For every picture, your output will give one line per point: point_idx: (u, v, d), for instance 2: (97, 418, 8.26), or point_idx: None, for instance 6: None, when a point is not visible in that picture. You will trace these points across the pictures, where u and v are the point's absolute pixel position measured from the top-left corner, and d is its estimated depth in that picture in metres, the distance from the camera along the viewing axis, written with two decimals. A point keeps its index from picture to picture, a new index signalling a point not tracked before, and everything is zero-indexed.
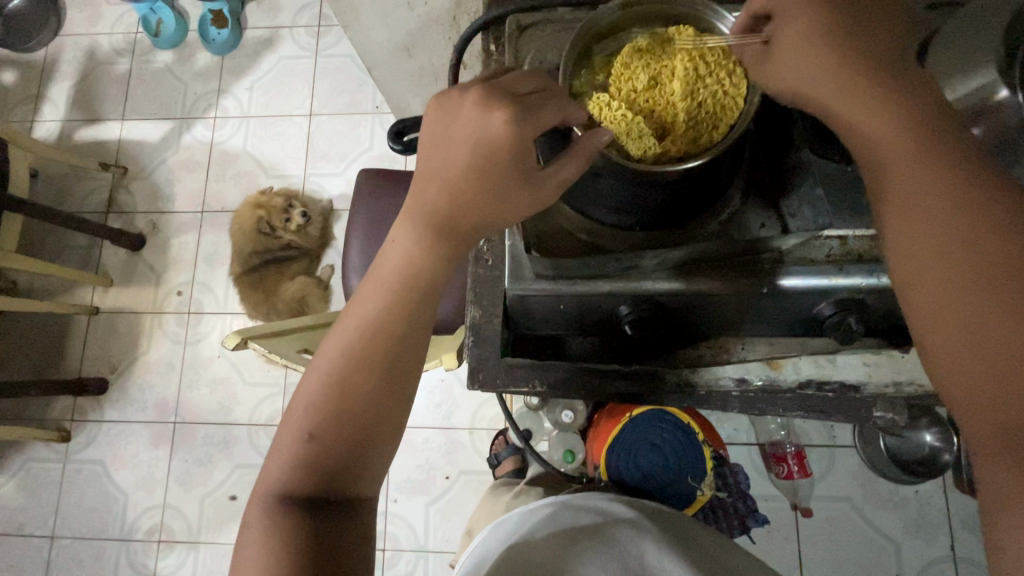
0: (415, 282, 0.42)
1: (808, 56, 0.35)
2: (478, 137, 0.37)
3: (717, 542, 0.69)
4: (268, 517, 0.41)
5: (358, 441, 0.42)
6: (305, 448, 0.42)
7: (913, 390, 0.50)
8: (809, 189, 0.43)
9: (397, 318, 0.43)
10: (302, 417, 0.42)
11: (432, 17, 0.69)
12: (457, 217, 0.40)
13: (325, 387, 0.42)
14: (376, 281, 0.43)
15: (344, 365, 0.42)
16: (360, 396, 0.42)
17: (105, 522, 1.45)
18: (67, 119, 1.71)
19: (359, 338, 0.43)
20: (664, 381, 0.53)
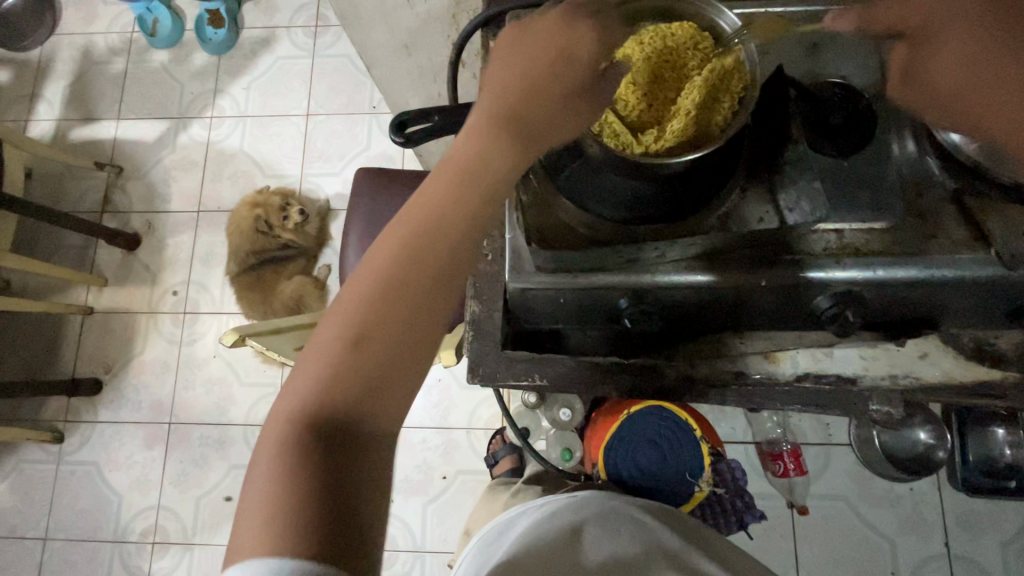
0: (485, 172, 0.36)
1: (959, 54, 0.38)
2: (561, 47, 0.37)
3: (714, 535, 0.71)
4: (289, 443, 0.33)
5: (401, 358, 0.35)
6: (346, 360, 0.34)
7: (909, 382, 0.51)
8: (807, 183, 0.43)
9: (464, 210, 0.36)
10: (344, 321, 0.34)
11: (432, 15, 0.70)
12: (532, 114, 0.37)
13: (376, 285, 0.35)
14: (442, 171, 0.37)
15: (402, 260, 0.35)
16: (412, 302, 0.35)
17: (99, 523, 1.43)
18: (62, 118, 1.71)
19: (419, 232, 0.36)
20: (664, 374, 0.54)
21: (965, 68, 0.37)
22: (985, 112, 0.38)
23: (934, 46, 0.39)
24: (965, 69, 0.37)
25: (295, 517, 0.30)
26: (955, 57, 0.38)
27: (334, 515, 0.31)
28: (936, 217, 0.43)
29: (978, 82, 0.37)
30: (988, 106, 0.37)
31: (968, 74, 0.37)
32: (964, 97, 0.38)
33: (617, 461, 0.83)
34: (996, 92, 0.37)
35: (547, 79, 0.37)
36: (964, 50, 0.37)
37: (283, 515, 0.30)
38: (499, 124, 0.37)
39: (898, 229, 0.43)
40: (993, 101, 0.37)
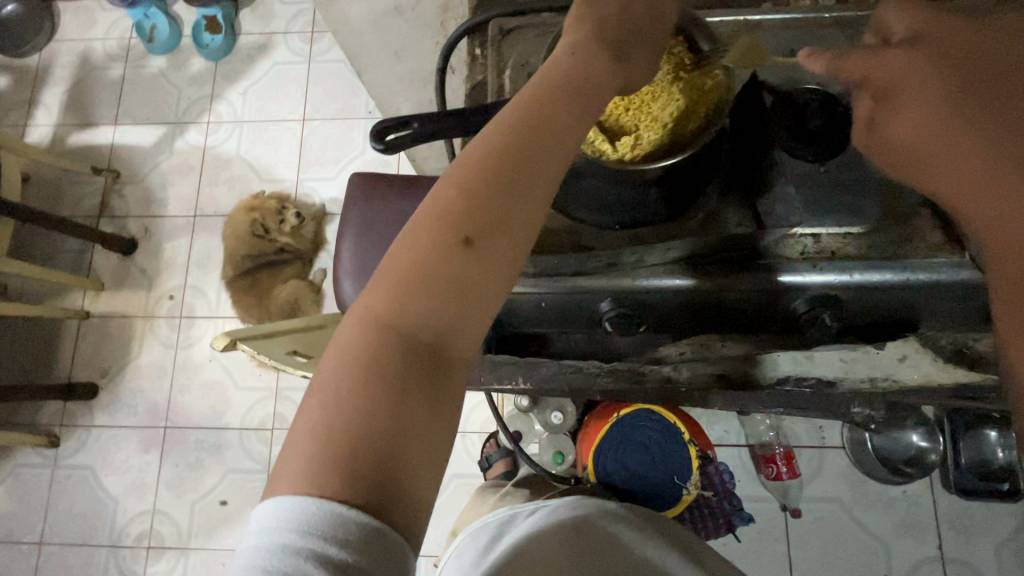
0: (591, 94, 0.36)
1: (924, 115, 0.34)
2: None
3: (700, 541, 0.71)
4: (376, 342, 0.31)
5: (500, 265, 0.33)
6: (446, 254, 0.32)
7: (887, 384, 0.52)
8: (781, 187, 0.45)
9: (570, 122, 0.35)
10: (445, 219, 0.33)
11: (421, 22, 0.71)
12: (629, 50, 0.38)
13: (480, 183, 0.33)
14: (551, 79, 0.36)
15: (506, 159, 0.34)
16: (515, 212, 0.33)
17: (94, 528, 1.44)
18: (60, 123, 1.72)
19: (528, 135, 0.34)
20: (646, 376, 0.56)
21: (930, 130, 0.34)
22: (947, 179, 0.34)
23: (899, 105, 0.36)
24: (929, 131, 0.34)
25: (366, 433, 0.29)
26: (918, 120, 0.35)
27: (405, 438, 0.30)
28: (910, 220, 0.43)
29: (943, 146, 0.34)
30: (952, 172, 0.34)
31: (932, 138, 0.34)
32: (928, 162, 0.35)
33: (606, 464, 0.83)
34: (962, 158, 0.33)
35: (642, 25, 0.38)
36: (929, 112, 0.34)
37: (359, 426, 0.30)
38: (603, 44, 0.37)
39: (873, 234, 0.44)
40: (956, 168, 0.34)
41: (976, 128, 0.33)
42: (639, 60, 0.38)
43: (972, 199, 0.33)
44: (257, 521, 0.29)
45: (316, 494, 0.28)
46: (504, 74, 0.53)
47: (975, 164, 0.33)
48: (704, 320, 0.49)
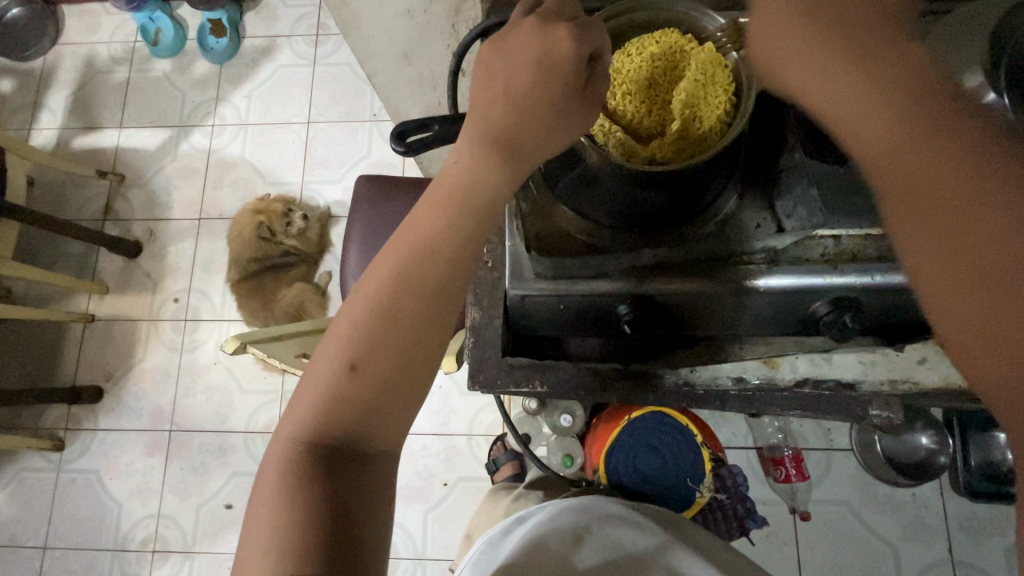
0: (470, 206, 0.38)
1: (786, 27, 0.33)
2: (539, 51, 0.34)
3: (716, 542, 0.69)
4: (292, 459, 0.37)
5: (397, 376, 0.38)
6: (345, 377, 0.38)
7: (908, 387, 0.51)
8: (804, 188, 0.43)
9: (457, 238, 0.38)
10: (336, 355, 0.38)
11: (431, 24, 0.71)
12: (523, 139, 0.36)
13: (370, 316, 0.38)
14: (430, 200, 0.39)
15: (395, 286, 0.38)
16: (399, 336, 0.38)
17: (99, 532, 1.43)
18: (65, 127, 1.72)
19: (408, 265, 0.38)
20: (663, 382, 0.54)
21: (792, 45, 0.33)
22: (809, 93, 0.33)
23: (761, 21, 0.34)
24: (790, 44, 0.33)
25: (298, 529, 0.35)
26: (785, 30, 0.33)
27: (335, 527, 0.36)
28: None
29: (804, 63, 0.33)
30: (817, 89, 0.33)
31: (794, 53, 0.33)
32: (795, 77, 0.34)
33: (618, 466, 0.83)
34: (823, 72, 0.33)
35: (533, 89, 0.35)
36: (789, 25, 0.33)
37: (291, 527, 0.35)
38: (493, 141, 0.37)
39: None
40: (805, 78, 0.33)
41: (840, 39, 0.32)
42: (542, 137, 0.36)
43: (841, 111, 0.32)
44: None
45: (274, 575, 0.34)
46: None
47: (838, 76, 0.32)
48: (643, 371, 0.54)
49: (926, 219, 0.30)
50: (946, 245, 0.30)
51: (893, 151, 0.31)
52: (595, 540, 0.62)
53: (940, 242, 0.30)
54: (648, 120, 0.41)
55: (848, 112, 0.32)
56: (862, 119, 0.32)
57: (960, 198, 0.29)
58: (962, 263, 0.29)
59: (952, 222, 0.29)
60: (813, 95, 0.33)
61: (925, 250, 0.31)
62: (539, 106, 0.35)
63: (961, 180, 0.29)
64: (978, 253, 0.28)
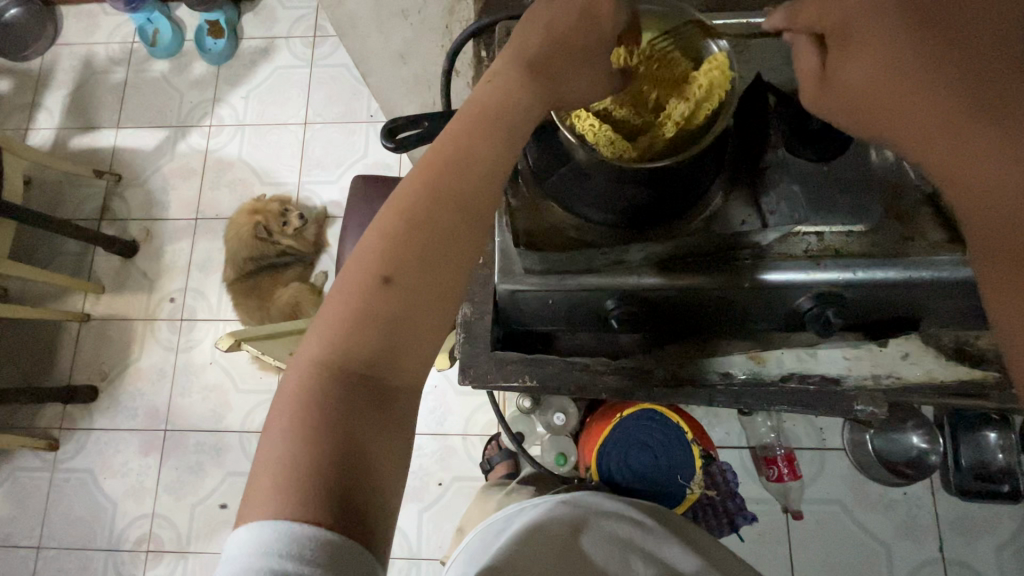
0: (506, 121, 0.37)
1: (881, 57, 0.32)
2: (582, 5, 0.38)
3: (706, 537, 0.70)
4: (310, 385, 0.34)
5: (431, 295, 0.36)
6: (378, 292, 0.35)
7: (891, 381, 0.53)
8: (786, 186, 0.45)
9: (495, 151, 0.37)
10: (366, 267, 0.35)
11: (425, 25, 0.71)
12: (558, 69, 0.38)
13: (403, 228, 0.36)
14: (465, 113, 0.38)
15: (431, 197, 0.36)
16: (431, 252, 0.36)
17: (93, 532, 1.43)
18: (62, 127, 1.72)
19: (440, 176, 0.36)
20: (653, 374, 0.56)
21: (885, 74, 0.32)
22: (899, 126, 0.32)
23: (854, 45, 0.33)
24: (885, 75, 0.32)
25: (308, 465, 0.32)
26: (878, 58, 0.32)
27: (343, 470, 0.32)
28: (913, 220, 0.44)
29: (898, 96, 0.31)
30: (911, 121, 0.31)
31: (889, 85, 0.32)
32: (886, 108, 0.32)
33: (608, 464, 0.84)
34: (921, 103, 0.30)
35: (574, 33, 0.38)
36: (888, 52, 0.31)
37: (297, 466, 0.32)
38: (532, 67, 0.38)
39: (877, 232, 0.44)
40: (905, 115, 0.31)
41: (943, 71, 0.30)
42: (575, 75, 0.38)
43: (931, 147, 0.30)
44: (229, 552, 0.31)
45: (277, 521, 0.30)
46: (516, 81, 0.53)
47: (934, 109, 0.30)
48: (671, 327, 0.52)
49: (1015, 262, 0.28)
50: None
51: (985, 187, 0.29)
52: (596, 532, 0.61)
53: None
54: (632, 120, 0.42)
55: (934, 147, 0.30)
56: (955, 153, 0.30)
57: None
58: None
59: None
60: (907, 129, 0.31)
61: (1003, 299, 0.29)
62: (563, 56, 0.38)
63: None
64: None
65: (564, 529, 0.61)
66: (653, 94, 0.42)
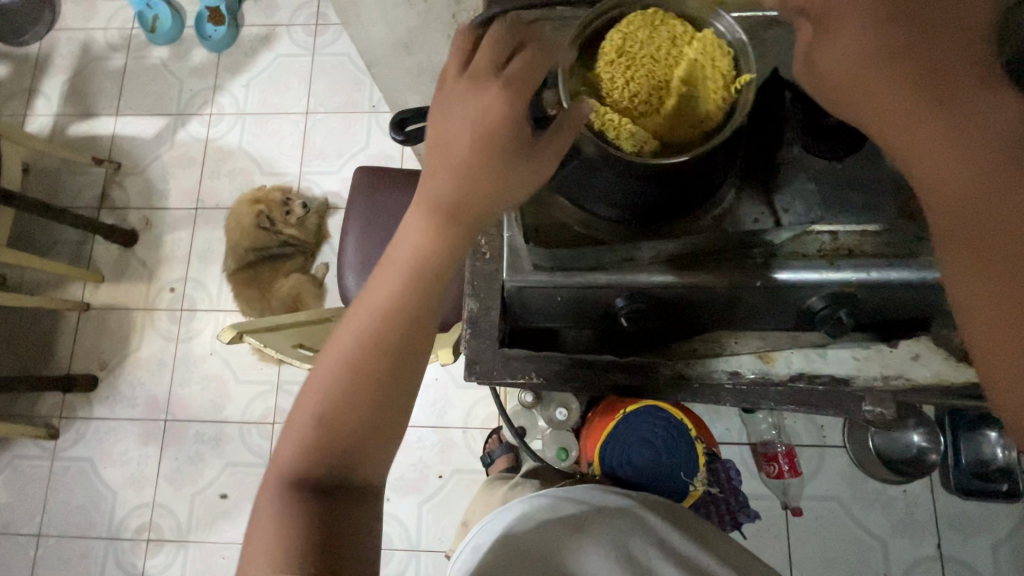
0: (424, 263, 0.41)
1: (853, 45, 0.31)
2: (471, 127, 0.38)
3: (716, 534, 0.70)
4: (287, 491, 0.41)
5: (374, 412, 0.42)
6: (323, 419, 0.42)
7: (900, 383, 0.53)
8: (800, 181, 0.44)
9: (418, 291, 0.41)
10: (322, 392, 0.42)
11: (431, 14, 0.70)
12: (464, 200, 0.39)
13: (342, 369, 0.42)
14: (390, 261, 0.42)
15: (363, 339, 0.42)
16: (378, 372, 0.42)
17: (93, 520, 1.43)
18: (60, 113, 1.70)
19: (373, 322, 0.42)
20: (660, 374, 0.55)
21: (851, 62, 0.31)
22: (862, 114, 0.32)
23: (825, 35, 0.32)
24: (854, 64, 0.31)
25: (278, 558, 0.39)
26: (845, 48, 0.31)
27: (310, 563, 0.39)
28: None
29: (868, 86, 0.31)
30: (878, 106, 0.31)
31: (857, 76, 0.31)
32: (853, 95, 0.32)
33: (611, 456, 0.84)
34: (888, 94, 0.31)
35: (475, 154, 0.38)
36: (857, 40, 0.31)
37: (273, 559, 0.39)
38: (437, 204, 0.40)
39: (893, 231, 0.43)
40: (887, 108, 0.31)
41: (910, 66, 0.30)
42: (481, 203, 0.39)
43: (892, 134, 0.31)
44: None
45: None
46: None
47: (898, 100, 0.31)
48: (653, 335, 0.53)
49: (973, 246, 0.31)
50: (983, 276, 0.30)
51: (942, 177, 0.31)
52: (604, 527, 0.61)
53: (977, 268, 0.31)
54: (618, 91, 0.41)
55: (899, 139, 0.31)
56: (919, 139, 0.31)
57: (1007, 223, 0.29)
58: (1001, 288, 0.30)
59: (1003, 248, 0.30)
60: (871, 117, 0.32)
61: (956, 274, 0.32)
62: (467, 189, 0.39)
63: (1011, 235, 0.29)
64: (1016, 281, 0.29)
65: (562, 526, 0.61)
66: (653, 69, 0.41)
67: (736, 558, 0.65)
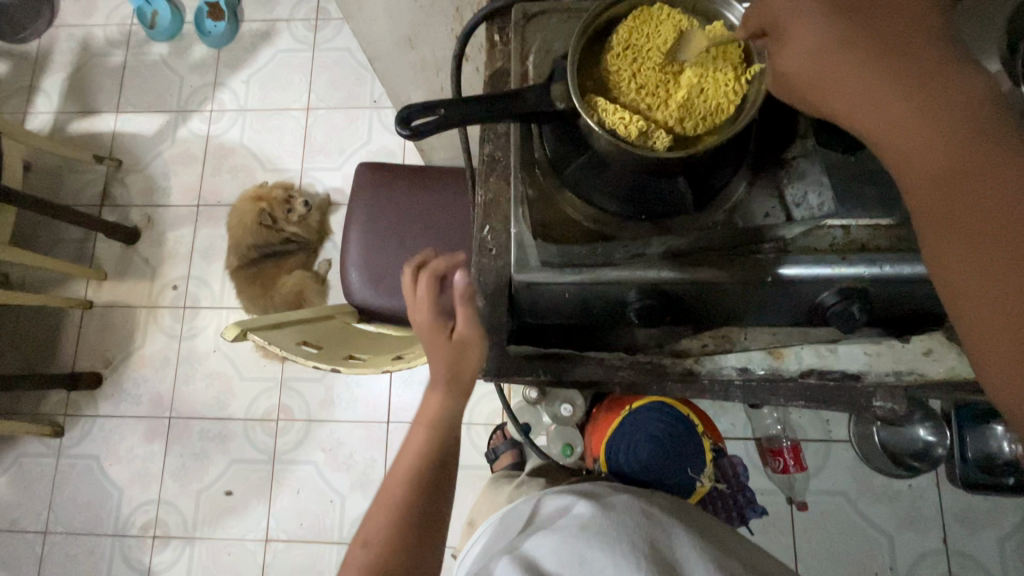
0: (443, 420, 0.56)
1: (813, 41, 0.32)
2: (429, 321, 0.52)
3: (732, 535, 0.69)
4: None
5: (416, 529, 0.54)
6: (373, 543, 0.53)
7: (913, 379, 0.52)
8: (814, 175, 0.43)
9: (439, 438, 0.56)
10: (377, 520, 0.54)
11: (434, 8, 0.69)
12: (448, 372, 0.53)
13: (390, 501, 0.55)
14: (417, 424, 0.57)
15: (403, 478, 0.55)
16: (418, 501, 0.55)
17: (99, 518, 1.43)
18: (60, 111, 1.70)
19: (411, 464, 0.56)
20: (668, 370, 0.55)
21: (817, 54, 0.32)
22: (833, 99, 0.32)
23: (786, 38, 0.33)
24: (817, 56, 0.32)
25: None
26: (809, 45, 0.32)
27: None
28: None
29: (844, 72, 0.31)
30: (848, 91, 0.31)
31: (826, 68, 0.32)
32: (822, 83, 0.32)
33: (617, 452, 0.83)
34: (856, 76, 0.31)
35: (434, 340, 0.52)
36: (817, 37, 0.31)
37: None
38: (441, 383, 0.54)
39: (905, 224, 0.42)
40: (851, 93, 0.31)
41: (868, 51, 0.31)
42: (451, 368, 0.52)
43: (868, 118, 0.31)
44: None
45: None
46: (527, 60, 0.50)
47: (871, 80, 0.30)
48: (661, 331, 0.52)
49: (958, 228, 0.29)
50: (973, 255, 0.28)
51: (918, 157, 0.30)
52: (620, 521, 0.59)
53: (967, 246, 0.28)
54: (625, 84, 0.40)
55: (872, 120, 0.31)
56: (893, 119, 0.30)
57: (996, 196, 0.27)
58: (993, 271, 0.27)
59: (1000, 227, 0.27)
60: (844, 101, 0.31)
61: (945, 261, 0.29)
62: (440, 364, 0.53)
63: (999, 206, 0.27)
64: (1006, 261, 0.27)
65: (565, 530, 0.58)
66: (659, 62, 0.40)
67: (752, 559, 0.63)
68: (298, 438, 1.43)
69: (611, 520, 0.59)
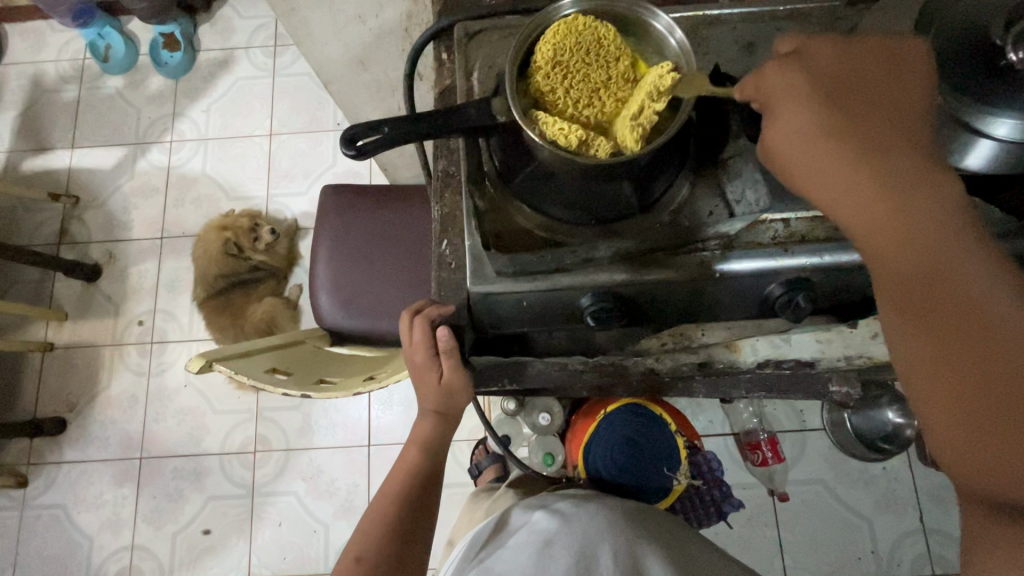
0: (434, 446, 0.58)
1: (798, 125, 0.33)
2: (417, 368, 0.53)
3: (700, 542, 0.69)
4: None
5: (397, 556, 0.54)
6: (356, 563, 0.53)
7: (863, 362, 0.54)
8: (750, 172, 0.45)
9: (430, 463, 0.58)
10: (363, 539, 0.55)
11: (385, 29, 0.71)
12: (446, 408, 0.55)
13: (377, 522, 0.55)
14: (410, 448, 0.58)
15: (392, 500, 0.56)
16: (402, 526, 0.55)
17: (68, 570, 1.37)
18: (12, 149, 1.65)
19: (401, 487, 0.57)
20: (629, 371, 0.57)
21: (805, 139, 0.33)
22: (816, 185, 0.33)
23: (770, 118, 0.35)
24: (802, 143, 0.33)
25: None
26: (793, 131, 0.34)
27: None
28: None
29: (821, 160, 0.33)
30: (827, 178, 0.33)
31: (809, 155, 0.33)
32: (813, 172, 0.33)
33: (594, 457, 0.84)
34: (839, 168, 0.32)
35: (426, 381, 0.53)
36: (804, 123, 0.33)
37: None
38: (438, 414, 0.56)
39: None
40: (830, 178, 0.33)
41: (849, 140, 0.32)
42: (444, 404, 0.55)
43: (848, 203, 0.32)
44: None
45: None
46: (472, 76, 0.51)
47: (856, 176, 0.32)
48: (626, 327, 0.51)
49: (918, 312, 0.31)
50: (920, 332, 0.31)
51: (886, 247, 0.32)
52: (583, 532, 0.59)
53: (940, 336, 0.30)
54: (561, 100, 0.41)
55: (849, 211, 0.33)
56: (860, 205, 0.32)
57: (959, 290, 0.30)
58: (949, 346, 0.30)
59: (974, 324, 0.29)
60: (827, 189, 0.33)
61: (911, 335, 0.31)
62: (427, 398, 0.55)
63: (951, 289, 0.30)
64: (979, 355, 0.29)
65: (531, 548, 0.58)
66: (588, 72, 0.40)
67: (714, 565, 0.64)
68: (276, 469, 1.39)
69: (575, 533, 0.59)
